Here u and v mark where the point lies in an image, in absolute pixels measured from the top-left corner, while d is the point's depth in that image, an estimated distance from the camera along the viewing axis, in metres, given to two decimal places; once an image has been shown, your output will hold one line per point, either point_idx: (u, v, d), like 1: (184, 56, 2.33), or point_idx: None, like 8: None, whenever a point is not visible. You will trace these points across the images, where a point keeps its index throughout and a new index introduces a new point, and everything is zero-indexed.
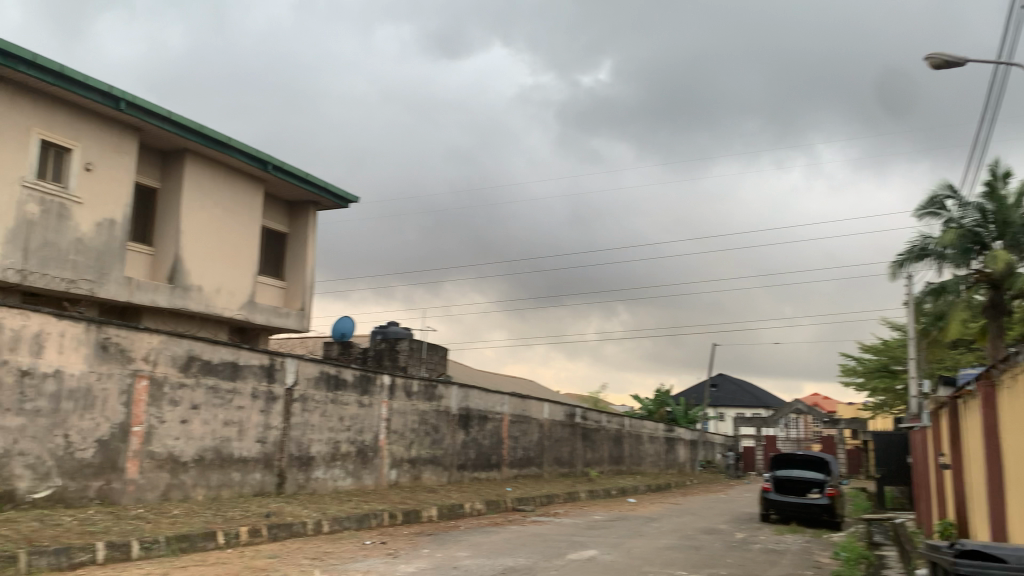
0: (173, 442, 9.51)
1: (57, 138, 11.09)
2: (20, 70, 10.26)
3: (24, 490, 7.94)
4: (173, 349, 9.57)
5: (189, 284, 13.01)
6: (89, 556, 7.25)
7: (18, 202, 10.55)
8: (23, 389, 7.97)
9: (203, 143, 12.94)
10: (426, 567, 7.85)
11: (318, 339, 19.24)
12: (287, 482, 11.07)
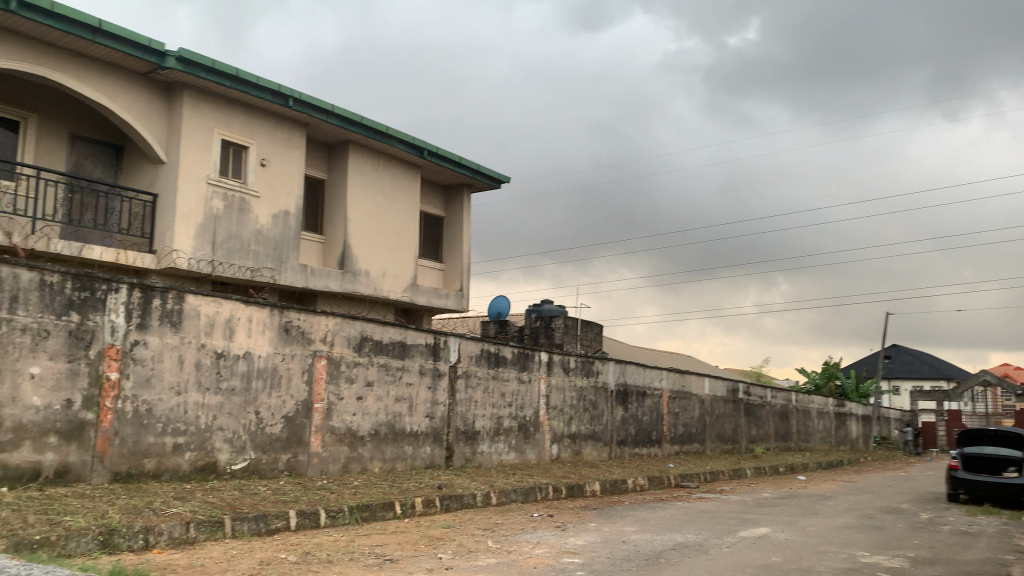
0: (351, 417, 10.08)
1: (234, 137, 11.96)
2: (200, 76, 11.12)
3: (225, 462, 8.70)
4: (348, 330, 10.11)
5: (357, 269, 13.71)
6: (283, 523, 7.83)
7: (205, 199, 11.50)
8: (219, 369, 8.69)
9: (364, 134, 13.51)
10: (595, 541, 7.89)
11: (476, 319, 19.80)
12: (455, 455, 11.52)
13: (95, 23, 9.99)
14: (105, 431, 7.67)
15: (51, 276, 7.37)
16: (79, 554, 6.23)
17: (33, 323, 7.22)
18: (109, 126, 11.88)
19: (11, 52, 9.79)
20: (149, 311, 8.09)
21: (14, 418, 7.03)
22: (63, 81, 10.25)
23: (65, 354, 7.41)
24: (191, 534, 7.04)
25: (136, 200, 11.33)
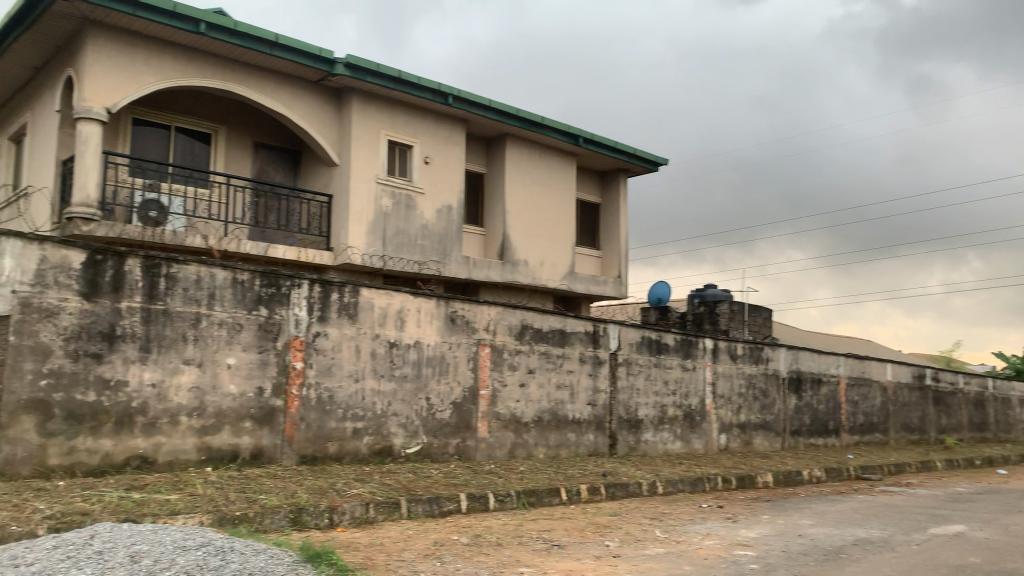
0: (515, 404, 10.28)
1: (399, 137, 12.49)
2: (366, 80, 11.68)
3: (399, 446, 9.13)
4: (509, 319, 10.31)
5: (517, 259, 13.93)
6: (455, 506, 8.11)
7: (374, 198, 12.11)
8: (392, 357, 9.12)
9: (520, 125, 13.67)
10: (770, 534, 7.59)
11: (637, 305, 19.59)
12: (620, 443, 11.47)
13: (272, 37, 10.72)
14: (293, 416, 8.27)
15: (243, 274, 8.02)
16: (273, 530, 6.77)
17: (228, 317, 7.89)
18: (287, 133, 12.76)
19: (201, 71, 10.73)
20: (328, 305, 8.61)
21: (215, 404, 7.73)
22: (247, 94, 11.11)
23: (256, 345, 8.05)
24: (371, 514, 7.45)
25: (313, 201, 12.15)
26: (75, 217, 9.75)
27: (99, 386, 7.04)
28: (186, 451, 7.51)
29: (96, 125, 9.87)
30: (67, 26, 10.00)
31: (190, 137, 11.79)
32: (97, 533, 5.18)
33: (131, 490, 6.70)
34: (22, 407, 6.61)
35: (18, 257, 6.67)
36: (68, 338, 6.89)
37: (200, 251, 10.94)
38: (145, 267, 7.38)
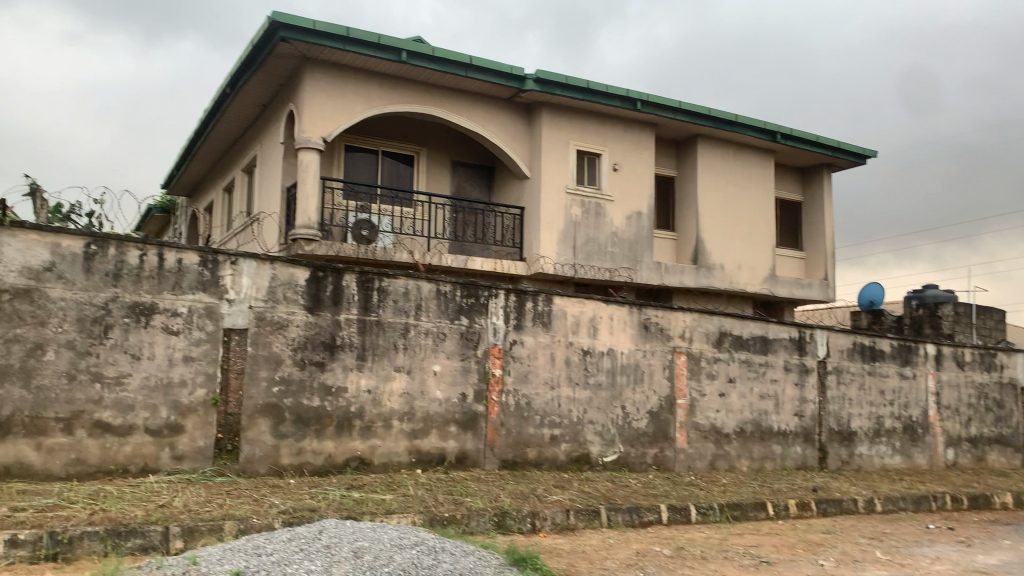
0: (715, 414, 9.98)
1: (589, 146, 12.59)
2: (556, 93, 11.88)
3: (597, 454, 9.15)
4: (706, 326, 10.02)
5: (712, 263, 13.54)
6: (655, 516, 7.99)
7: (565, 207, 12.28)
8: (587, 365, 9.18)
9: (712, 126, 13.29)
10: (1013, 562, 6.81)
11: (846, 309, 18.38)
12: (831, 456, 10.80)
13: (466, 59, 11.17)
14: (494, 422, 8.54)
15: (445, 285, 8.39)
16: (479, 532, 7.02)
17: (433, 327, 8.29)
18: (482, 149, 13.24)
19: (403, 96, 11.41)
20: (524, 314, 8.83)
21: (423, 410, 8.16)
22: (444, 115, 11.67)
23: (459, 353, 8.40)
24: (572, 521, 7.52)
25: (508, 213, 12.54)
26: (299, 238, 10.68)
27: (322, 392, 7.65)
28: (398, 454, 7.98)
29: (314, 154, 10.78)
30: (287, 65, 11.01)
31: (394, 159, 12.57)
32: (324, 528, 5.62)
33: (351, 489, 7.22)
34: (258, 411, 7.34)
35: (253, 276, 7.42)
36: (295, 348, 7.55)
37: (406, 266, 11.61)
38: (360, 282, 7.93)
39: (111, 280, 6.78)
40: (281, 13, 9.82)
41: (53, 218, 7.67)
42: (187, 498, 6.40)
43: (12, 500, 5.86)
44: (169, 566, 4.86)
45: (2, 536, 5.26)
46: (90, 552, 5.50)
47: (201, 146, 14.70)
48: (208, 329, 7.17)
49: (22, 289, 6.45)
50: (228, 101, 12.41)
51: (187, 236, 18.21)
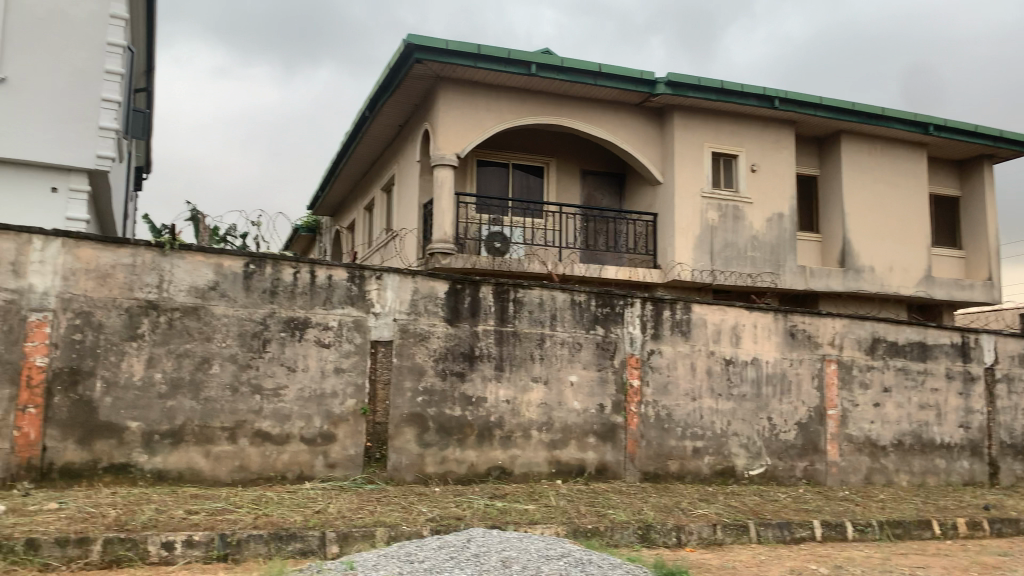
0: (869, 425, 9.42)
1: (724, 148, 12.26)
2: (688, 95, 11.63)
3: (742, 467, 8.83)
4: (858, 332, 9.49)
5: (860, 265, 12.83)
6: (809, 533, 7.61)
7: (701, 212, 12.00)
8: (729, 375, 8.88)
9: (857, 121, 12.60)
10: None
11: (1012, 313, 16.99)
12: (1002, 472, 9.96)
13: (596, 67, 11.12)
14: (634, 433, 8.41)
15: (580, 295, 8.35)
16: (624, 545, 6.91)
17: (569, 337, 8.27)
18: (613, 157, 13.15)
19: (533, 109, 11.51)
20: (662, 322, 8.66)
21: (562, 420, 8.14)
22: (574, 124, 11.68)
23: (596, 363, 8.34)
24: (720, 536, 7.27)
25: (640, 220, 12.38)
26: (436, 252, 10.93)
27: (463, 402, 7.78)
28: (539, 464, 8.00)
29: (449, 169, 11.03)
30: (422, 86, 11.35)
31: (526, 171, 12.70)
32: (472, 537, 5.70)
33: (494, 498, 7.29)
34: (404, 420, 7.55)
35: (396, 289, 7.66)
36: (437, 359, 7.72)
37: (540, 276, 11.65)
38: (496, 293, 8.03)
39: (268, 296, 7.18)
40: (416, 36, 10.14)
41: (211, 241, 8.25)
42: (341, 505, 6.67)
43: (186, 503, 6.29)
44: (330, 570, 5.06)
45: (180, 537, 5.65)
46: (256, 554, 5.81)
47: (343, 168, 15.41)
48: (356, 341, 7.46)
49: (190, 307, 6.92)
50: (367, 122, 12.93)
51: (330, 253, 19.13)
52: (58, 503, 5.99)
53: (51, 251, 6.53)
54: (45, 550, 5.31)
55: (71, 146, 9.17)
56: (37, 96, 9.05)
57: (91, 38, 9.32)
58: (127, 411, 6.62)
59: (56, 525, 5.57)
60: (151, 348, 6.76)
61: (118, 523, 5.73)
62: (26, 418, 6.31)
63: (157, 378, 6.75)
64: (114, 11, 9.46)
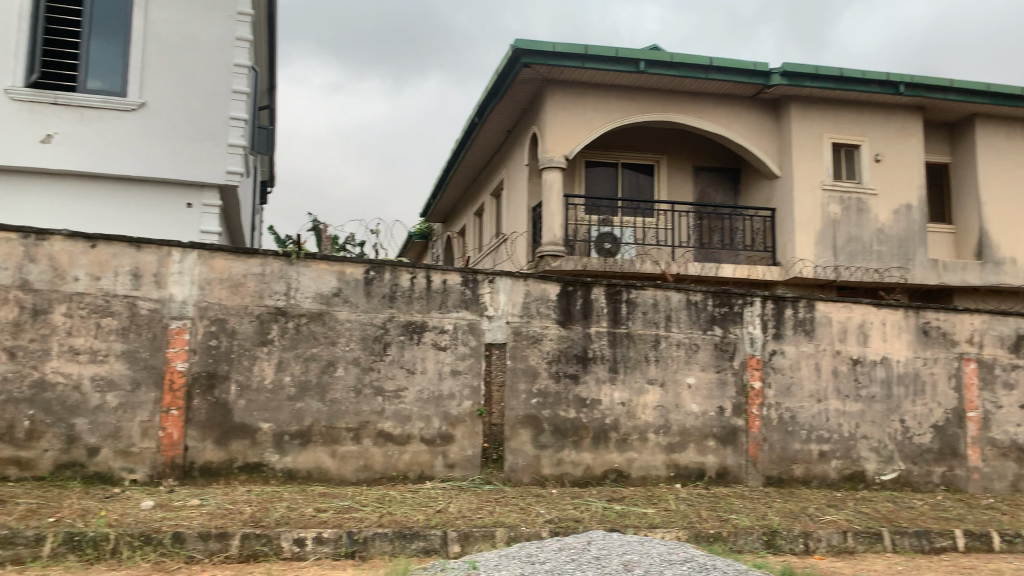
0: (1015, 429, 8.78)
1: (845, 138, 11.73)
2: (805, 85, 11.19)
3: (873, 472, 8.40)
4: (1000, 328, 8.89)
5: (1000, 257, 11.99)
6: (950, 542, 7.15)
7: (822, 205, 11.53)
8: (857, 376, 8.47)
9: (994, 103, 11.76)
10: None
11: None
12: None
13: (707, 61, 10.86)
14: (756, 436, 8.16)
15: (696, 295, 8.17)
16: (748, 551, 6.70)
17: (685, 338, 8.10)
18: (726, 152, 12.83)
19: (642, 106, 11.37)
20: (783, 321, 8.35)
21: (680, 423, 7.99)
22: (685, 120, 11.46)
23: (714, 364, 8.14)
24: (851, 543, 6.94)
25: (756, 216, 12.01)
26: (546, 255, 10.95)
27: (578, 404, 7.76)
28: (657, 467, 7.88)
29: (558, 171, 11.04)
30: (530, 89, 11.42)
31: (636, 171, 12.56)
32: (592, 539, 5.66)
33: (612, 501, 7.22)
34: (520, 422, 7.60)
35: (509, 293, 7.72)
36: (551, 361, 7.73)
37: (654, 276, 11.48)
38: (609, 294, 7.96)
39: (387, 302, 7.39)
40: (523, 40, 10.21)
41: (332, 250, 8.55)
42: (461, 505, 6.77)
43: (315, 501, 6.55)
44: (453, 569, 5.15)
45: (310, 534, 5.89)
46: (382, 551, 5.98)
47: (454, 175, 15.69)
48: (471, 344, 7.56)
49: (315, 313, 7.20)
50: (477, 129, 13.12)
51: (443, 258, 19.51)
52: (199, 499, 6.36)
53: (188, 262, 6.95)
54: (189, 544, 5.64)
55: (203, 163, 9.74)
56: (173, 118, 9.67)
57: (219, 61, 9.88)
58: (260, 412, 6.96)
59: (198, 520, 5.92)
60: (280, 352, 7.08)
61: (254, 519, 6.03)
62: (169, 419, 6.74)
63: (286, 381, 7.06)
64: (239, 34, 9.98)
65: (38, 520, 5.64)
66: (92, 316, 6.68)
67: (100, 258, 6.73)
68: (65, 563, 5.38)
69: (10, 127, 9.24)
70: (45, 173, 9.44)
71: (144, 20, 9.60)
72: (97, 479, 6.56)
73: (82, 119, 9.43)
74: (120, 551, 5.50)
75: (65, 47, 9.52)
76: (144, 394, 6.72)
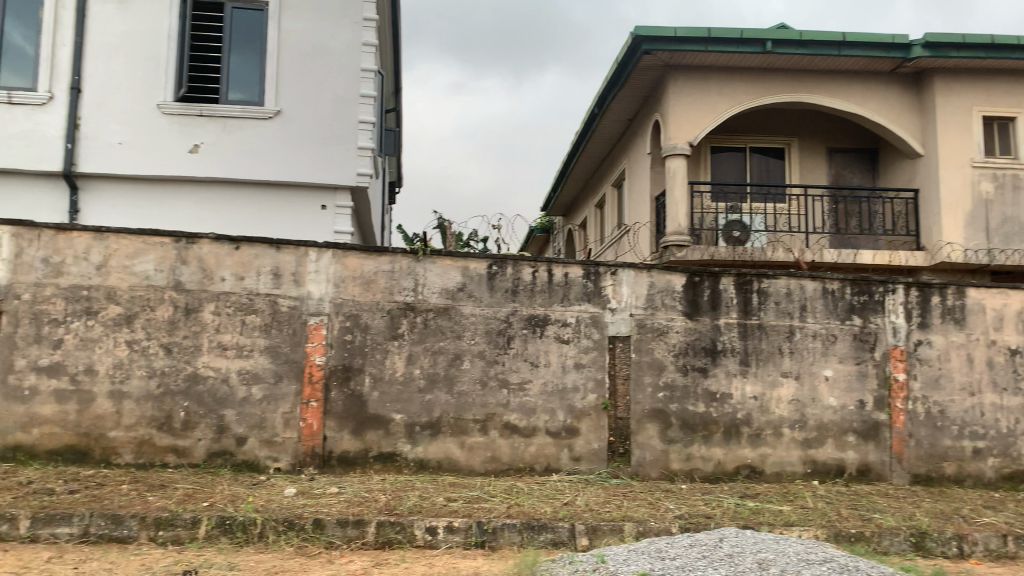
0: None
1: (998, 110, 10.84)
2: (951, 56, 10.41)
3: None
4: None
5: None
6: None
7: (972, 184, 10.71)
8: (1016, 367, 7.82)
9: None
10: None
11: None
12: None
13: (840, 37, 10.30)
14: (901, 432, 7.69)
15: (832, 283, 7.76)
16: (895, 553, 6.32)
17: (821, 329, 7.73)
18: (863, 131, 12.14)
19: (770, 88, 10.93)
20: (929, 310, 7.82)
21: (816, 417, 7.63)
22: (817, 100, 10.93)
23: (854, 356, 7.72)
24: (1011, 548, 6.42)
25: (898, 198, 11.31)
26: (670, 245, 10.72)
27: (707, 398, 7.56)
28: (792, 463, 7.56)
29: (682, 159, 10.78)
30: (651, 77, 11.22)
31: (764, 155, 12.09)
32: (724, 536, 5.51)
33: (745, 498, 6.99)
34: (647, 416, 7.49)
35: (633, 284, 7.61)
36: (678, 354, 7.56)
37: (786, 265, 11.02)
38: (739, 284, 7.70)
39: (511, 295, 7.46)
40: (643, 27, 10.04)
41: (457, 246, 8.72)
42: (588, 498, 6.75)
43: (446, 491, 6.69)
44: (581, 562, 5.13)
45: (442, 523, 6.03)
46: (511, 542, 6.05)
47: (576, 167, 15.66)
48: (595, 337, 7.51)
49: (442, 308, 7.36)
50: (597, 120, 13.03)
51: (565, 252, 19.54)
52: (337, 487, 6.65)
53: (324, 261, 7.27)
54: (329, 530, 5.91)
55: (335, 166, 10.16)
56: (307, 124, 10.13)
57: (347, 67, 10.27)
58: (392, 404, 7.18)
59: (337, 508, 6.18)
60: (410, 346, 7.28)
61: (389, 507, 6.24)
62: (309, 411, 7.08)
63: (416, 374, 7.26)
64: (365, 39, 10.34)
65: (194, 504, 6.06)
66: (238, 314, 7.09)
67: (244, 259, 7.15)
68: (218, 544, 5.76)
69: (162, 139, 9.96)
70: (193, 182, 10.11)
71: (278, 32, 10.13)
72: (246, 467, 6.97)
73: (224, 129, 10.05)
74: (267, 535, 5.83)
75: (209, 63, 10.18)
76: (286, 386, 7.08)
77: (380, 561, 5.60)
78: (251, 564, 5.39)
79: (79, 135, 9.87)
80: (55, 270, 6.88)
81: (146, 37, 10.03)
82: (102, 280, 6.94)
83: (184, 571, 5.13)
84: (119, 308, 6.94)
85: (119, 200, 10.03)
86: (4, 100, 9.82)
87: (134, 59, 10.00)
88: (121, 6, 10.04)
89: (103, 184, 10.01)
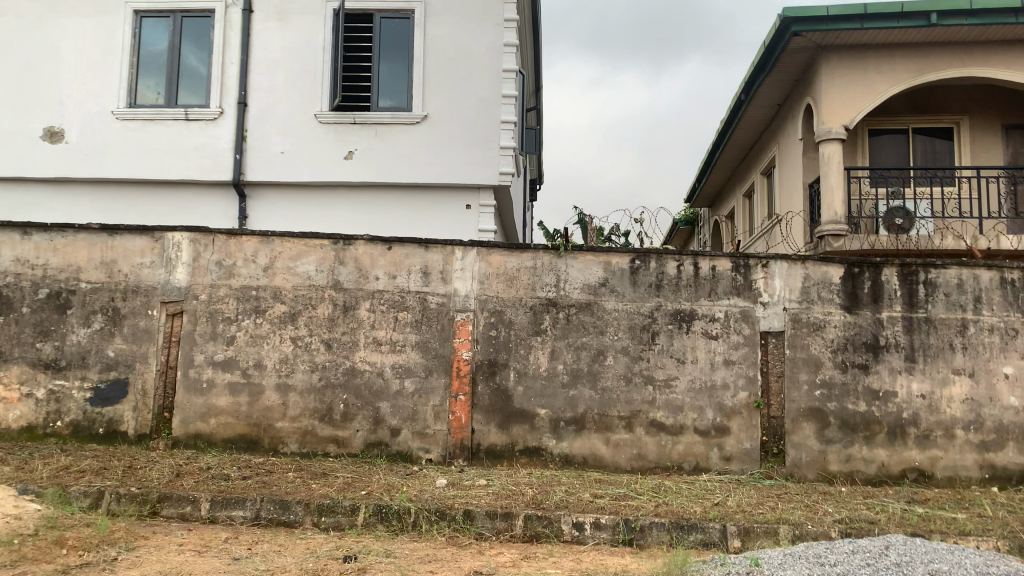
0: None
1: None
2: None
3: None
4: None
5: None
6: None
7: None
8: None
9: None
10: None
11: None
12: None
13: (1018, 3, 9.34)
14: None
15: (1012, 273, 7.10)
16: None
17: (999, 322, 7.09)
18: None
19: (936, 63, 10.14)
20: None
21: (994, 418, 7.02)
22: (991, 74, 10.04)
23: None
24: None
25: None
26: (826, 235, 10.12)
27: (869, 396, 7.11)
28: (967, 468, 7.00)
29: (837, 143, 10.20)
30: (802, 59, 10.70)
31: (929, 135, 11.24)
32: (891, 544, 5.17)
33: (914, 503, 6.53)
34: (803, 414, 7.16)
35: (786, 277, 7.28)
36: (835, 349, 7.18)
37: (957, 253, 10.19)
38: (903, 275, 7.19)
39: (655, 290, 7.33)
40: (792, 7, 9.61)
41: (598, 241, 8.67)
42: (740, 499, 6.53)
43: (592, 487, 6.68)
44: (733, 564, 4.97)
45: (588, 519, 6.01)
46: (660, 541, 5.95)
47: (722, 156, 15.17)
48: (745, 332, 7.26)
49: (585, 303, 7.35)
50: (744, 107, 12.58)
51: (711, 244, 18.96)
52: (486, 480, 6.80)
53: (469, 259, 7.44)
54: (478, 521, 6.05)
55: (478, 167, 10.37)
56: (451, 126, 10.41)
57: (490, 68, 10.45)
58: (537, 399, 7.25)
59: (485, 500, 6.31)
60: (553, 341, 7.32)
61: (536, 501, 6.30)
62: (458, 404, 7.26)
63: (560, 369, 7.29)
64: (506, 40, 10.47)
65: (353, 492, 6.37)
66: (391, 311, 7.39)
67: (396, 258, 7.43)
68: (375, 531, 6.02)
69: (319, 147, 10.54)
70: (347, 186, 10.62)
71: (424, 39, 10.47)
72: (400, 457, 7.26)
73: (375, 135, 10.49)
74: (420, 524, 6.04)
75: (361, 72, 10.66)
76: (436, 380, 7.31)
77: (529, 554, 5.67)
78: (406, 552, 5.60)
79: (246, 146, 10.60)
80: (228, 272, 7.43)
81: (304, 50, 10.63)
82: (268, 281, 7.43)
83: (345, 556, 5.41)
84: (284, 306, 7.40)
85: (281, 205, 10.69)
86: (181, 117, 10.69)
87: (293, 72, 10.63)
88: (281, 23, 10.69)
89: (267, 191, 10.70)
